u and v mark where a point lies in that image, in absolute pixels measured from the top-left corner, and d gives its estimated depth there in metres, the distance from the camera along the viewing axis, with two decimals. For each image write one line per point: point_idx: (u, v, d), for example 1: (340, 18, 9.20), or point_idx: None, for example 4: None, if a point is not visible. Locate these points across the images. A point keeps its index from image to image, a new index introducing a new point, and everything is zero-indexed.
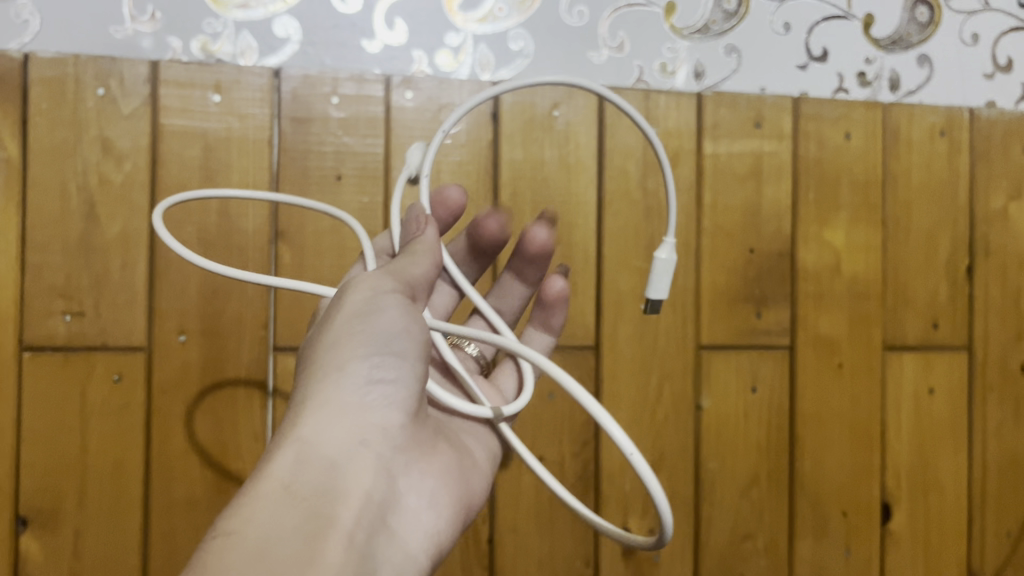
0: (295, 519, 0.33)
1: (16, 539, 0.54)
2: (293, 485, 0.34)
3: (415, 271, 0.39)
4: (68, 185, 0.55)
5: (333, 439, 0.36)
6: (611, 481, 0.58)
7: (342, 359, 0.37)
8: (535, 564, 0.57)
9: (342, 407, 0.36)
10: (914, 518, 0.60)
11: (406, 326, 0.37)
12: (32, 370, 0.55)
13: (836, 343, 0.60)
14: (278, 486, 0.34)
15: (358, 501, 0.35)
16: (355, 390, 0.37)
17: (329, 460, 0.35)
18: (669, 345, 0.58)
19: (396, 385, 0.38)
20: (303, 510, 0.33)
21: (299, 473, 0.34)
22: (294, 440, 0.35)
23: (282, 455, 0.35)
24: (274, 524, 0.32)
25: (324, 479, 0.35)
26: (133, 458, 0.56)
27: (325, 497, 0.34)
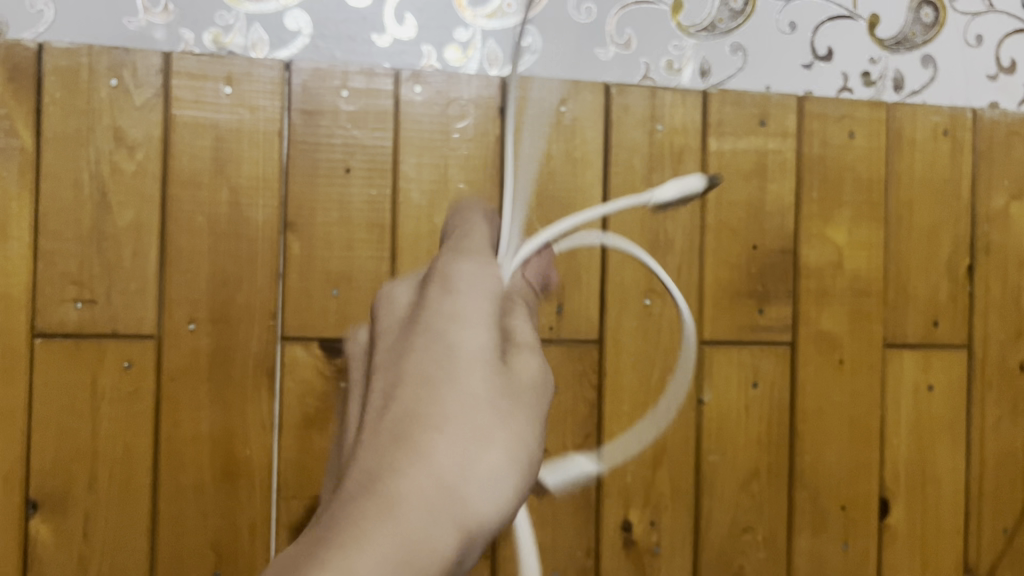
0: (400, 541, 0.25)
1: (26, 522, 0.55)
2: (431, 506, 0.26)
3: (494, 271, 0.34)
4: (80, 173, 0.56)
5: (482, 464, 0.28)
6: (613, 473, 0.58)
7: (507, 382, 0.31)
8: (537, 554, 0.58)
9: (493, 423, 0.29)
10: (911, 513, 0.61)
11: (543, 381, 0.32)
12: (43, 356, 0.55)
13: (837, 339, 0.60)
14: (415, 500, 0.26)
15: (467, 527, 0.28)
16: (523, 421, 0.30)
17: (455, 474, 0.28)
18: (672, 339, 0.59)
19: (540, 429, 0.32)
20: (433, 533, 0.26)
21: (444, 491, 0.27)
22: (433, 449, 0.28)
23: (411, 461, 0.27)
24: (408, 537, 0.25)
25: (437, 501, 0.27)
26: (142, 444, 0.56)
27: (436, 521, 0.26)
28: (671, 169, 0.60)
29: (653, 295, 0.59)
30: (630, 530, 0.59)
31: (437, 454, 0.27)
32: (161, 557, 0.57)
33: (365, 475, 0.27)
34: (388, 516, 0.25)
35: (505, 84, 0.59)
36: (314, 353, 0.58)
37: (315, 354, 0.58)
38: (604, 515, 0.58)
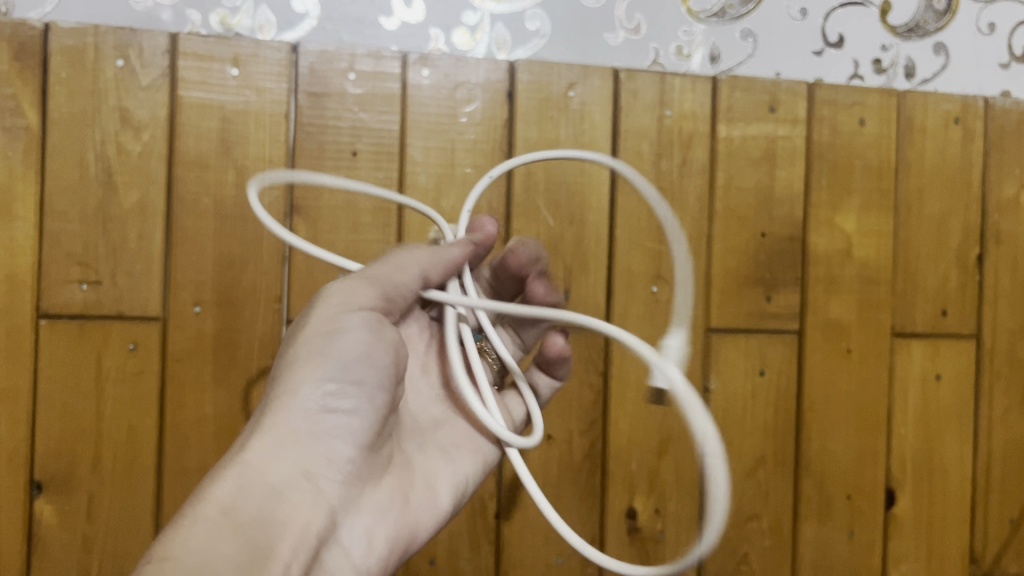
0: (227, 544, 0.32)
1: (31, 503, 0.55)
2: (231, 509, 0.34)
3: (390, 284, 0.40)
4: (86, 154, 0.56)
5: (281, 464, 0.36)
6: (618, 460, 0.58)
7: (300, 379, 0.38)
8: (542, 540, 0.57)
9: (284, 421, 0.37)
10: (917, 503, 0.61)
11: (353, 369, 0.38)
12: (49, 337, 0.55)
13: (845, 328, 0.60)
14: (217, 510, 0.34)
15: (290, 528, 0.35)
16: (311, 412, 0.37)
17: (269, 485, 0.36)
18: (679, 326, 0.59)
19: (352, 412, 0.39)
20: (239, 534, 0.33)
21: (244, 496, 0.35)
22: (236, 464, 0.36)
23: (216, 480, 0.35)
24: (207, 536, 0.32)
25: (258, 506, 0.35)
26: (147, 426, 0.56)
27: (257, 525, 0.34)
28: (680, 155, 0.59)
29: (661, 282, 0.59)
30: (635, 517, 0.58)
31: (234, 464, 0.36)
32: None
33: (189, 502, 0.35)
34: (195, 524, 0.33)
35: (513, 68, 0.58)
36: None
37: None
38: (609, 502, 0.58)
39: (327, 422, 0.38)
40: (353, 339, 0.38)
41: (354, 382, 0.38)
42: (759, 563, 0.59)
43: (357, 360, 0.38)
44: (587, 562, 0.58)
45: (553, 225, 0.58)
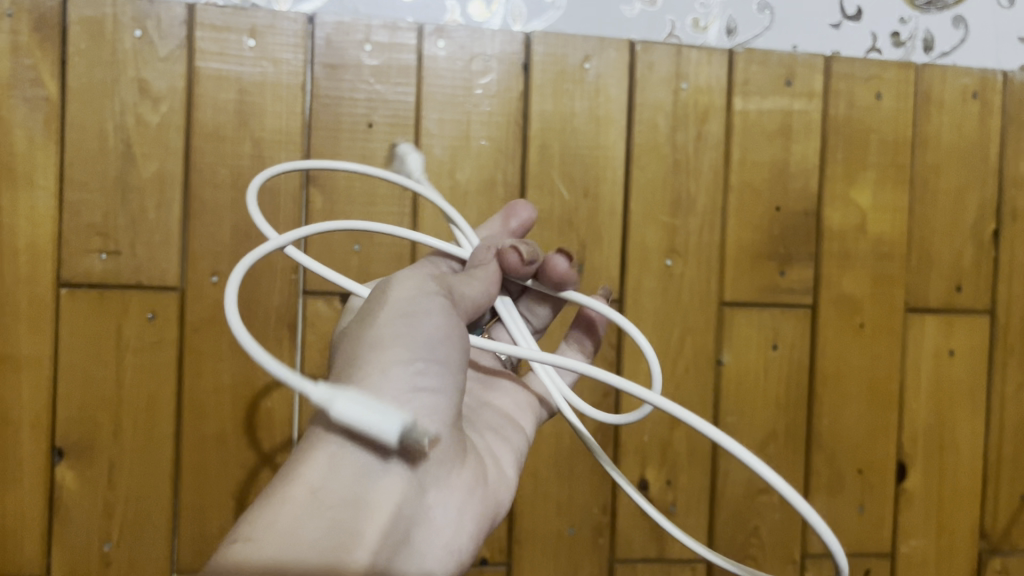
0: (318, 531, 0.32)
1: (52, 468, 0.56)
2: (319, 492, 0.33)
3: (470, 291, 0.39)
4: (105, 125, 0.56)
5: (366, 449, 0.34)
6: (631, 432, 0.59)
7: (385, 364, 0.35)
8: (554, 510, 0.58)
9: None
10: (928, 477, 0.61)
11: (443, 337, 0.36)
12: (69, 305, 0.56)
13: (858, 303, 0.60)
14: (306, 491, 0.33)
15: (382, 516, 0.33)
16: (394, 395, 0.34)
17: (358, 467, 0.34)
18: (692, 299, 0.59)
19: (437, 392, 0.36)
20: (327, 517, 0.32)
21: (332, 479, 0.33)
22: (323, 443, 0.34)
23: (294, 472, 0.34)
24: (300, 527, 0.32)
25: (351, 488, 0.33)
26: (165, 394, 0.57)
27: (349, 509, 0.33)
28: (695, 128, 0.59)
29: (674, 256, 0.59)
30: (647, 489, 0.59)
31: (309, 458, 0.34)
32: (183, 505, 0.57)
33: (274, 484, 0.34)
34: (262, 540, 0.31)
35: (529, 40, 0.58)
36: (336, 309, 0.58)
37: (336, 308, 0.58)
38: (621, 473, 0.58)
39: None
40: (428, 325, 0.36)
41: (436, 363, 0.36)
42: (769, 535, 0.59)
43: (434, 343, 0.36)
44: (599, 533, 0.58)
45: (567, 198, 0.59)
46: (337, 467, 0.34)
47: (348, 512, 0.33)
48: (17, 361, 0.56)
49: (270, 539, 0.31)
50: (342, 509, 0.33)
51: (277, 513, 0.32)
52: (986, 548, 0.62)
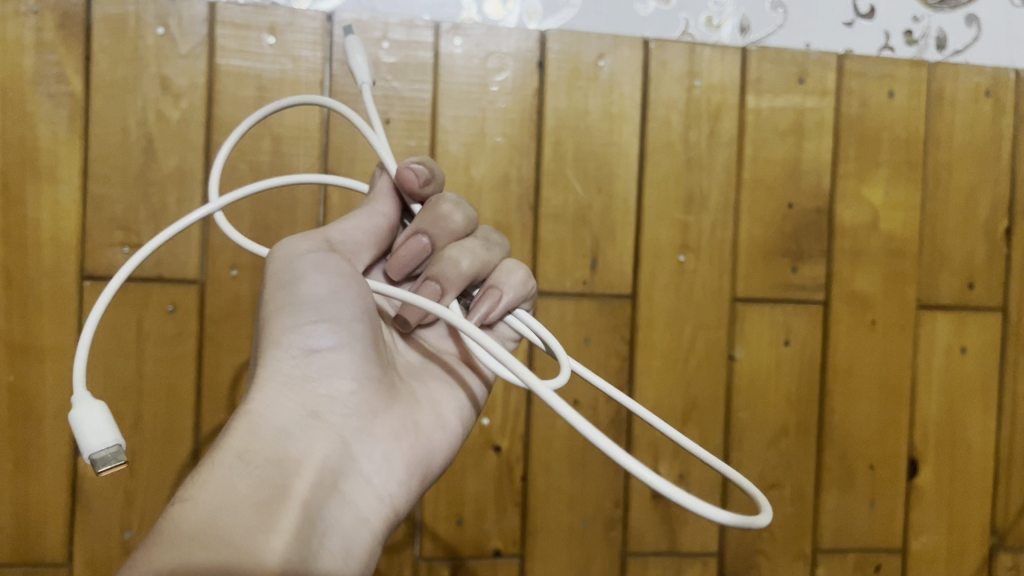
0: (246, 488, 0.34)
1: (75, 458, 0.57)
2: (245, 454, 0.35)
3: (345, 227, 0.40)
4: (128, 121, 0.57)
5: (284, 412, 0.37)
6: (642, 425, 0.59)
7: (283, 331, 0.38)
8: (566, 502, 0.58)
9: (274, 373, 0.38)
10: (939, 474, 0.60)
11: (333, 296, 0.38)
12: (92, 297, 0.57)
13: (870, 299, 0.60)
14: (233, 456, 0.35)
15: (307, 469, 0.36)
16: (297, 359, 0.38)
17: (275, 427, 0.37)
18: (705, 295, 0.59)
19: (337, 348, 0.39)
20: (253, 474, 0.35)
21: (255, 441, 0.36)
22: (243, 413, 0.37)
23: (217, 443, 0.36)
24: (229, 488, 0.34)
25: (274, 448, 0.36)
26: (185, 385, 0.58)
27: (274, 466, 0.35)
28: (708, 125, 0.60)
29: (687, 252, 0.60)
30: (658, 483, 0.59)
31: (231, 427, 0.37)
32: None
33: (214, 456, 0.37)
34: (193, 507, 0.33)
35: (544, 38, 0.59)
36: None
37: None
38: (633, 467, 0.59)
39: (314, 369, 0.38)
40: (312, 284, 0.38)
41: (330, 320, 0.38)
42: (781, 531, 0.59)
43: (323, 302, 0.38)
44: (611, 527, 0.59)
45: (582, 194, 0.59)
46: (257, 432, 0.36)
47: (272, 470, 0.35)
48: (40, 352, 0.57)
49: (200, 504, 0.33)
50: (267, 468, 0.35)
51: (205, 478, 0.34)
52: (998, 544, 0.61)
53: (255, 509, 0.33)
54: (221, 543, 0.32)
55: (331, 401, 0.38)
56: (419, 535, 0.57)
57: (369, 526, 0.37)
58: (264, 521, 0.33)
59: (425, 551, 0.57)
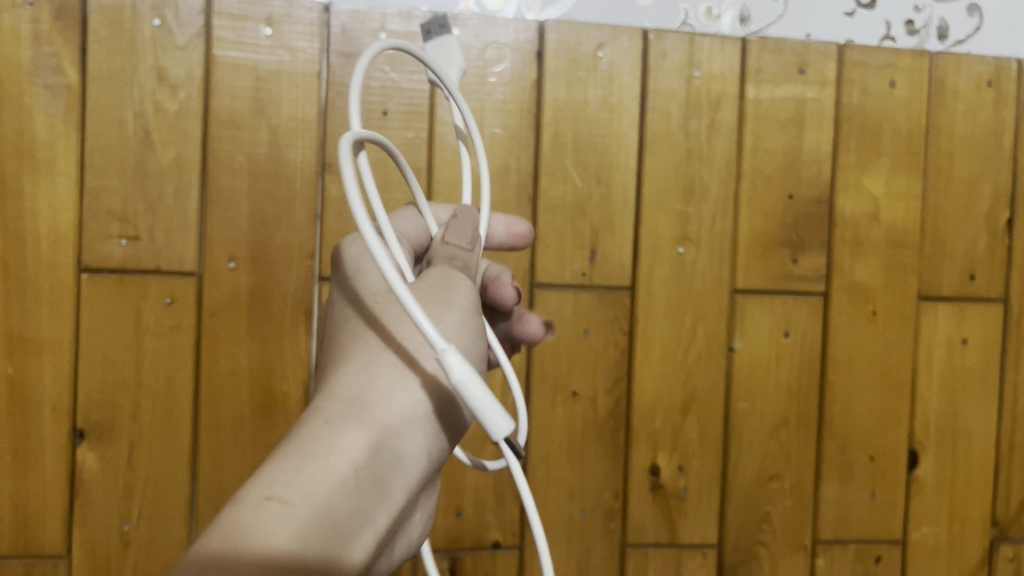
0: (344, 511, 0.30)
1: (73, 450, 0.57)
2: (360, 470, 0.31)
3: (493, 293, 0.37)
4: (125, 112, 0.57)
5: (408, 440, 0.33)
6: (642, 418, 0.59)
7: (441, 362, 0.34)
8: (566, 494, 0.58)
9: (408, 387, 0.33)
10: (940, 466, 0.60)
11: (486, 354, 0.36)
12: (89, 289, 0.57)
13: (870, 291, 0.60)
14: (345, 465, 0.31)
15: (401, 509, 0.33)
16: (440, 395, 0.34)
17: (397, 452, 0.33)
18: (704, 286, 0.59)
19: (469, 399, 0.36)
20: (358, 497, 0.31)
21: (375, 460, 0.32)
22: (366, 418, 0.32)
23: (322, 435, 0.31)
24: (330, 502, 0.30)
25: (385, 475, 0.32)
26: (184, 377, 0.58)
27: (377, 494, 0.31)
28: (708, 116, 0.59)
29: (687, 243, 0.59)
30: (658, 474, 0.59)
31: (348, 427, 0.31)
32: (201, 487, 0.58)
33: (304, 440, 0.31)
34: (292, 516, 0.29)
35: (542, 28, 0.58)
36: None
37: None
38: (633, 459, 0.59)
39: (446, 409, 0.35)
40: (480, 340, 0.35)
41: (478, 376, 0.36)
42: (781, 523, 0.59)
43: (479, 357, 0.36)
44: (610, 518, 0.59)
45: (581, 186, 0.59)
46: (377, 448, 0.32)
47: (374, 495, 0.31)
48: (38, 345, 0.57)
49: (297, 507, 0.29)
50: (371, 493, 0.31)
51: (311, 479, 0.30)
52: (999, 536, 0.61)
53: (344, 537, 0.29)
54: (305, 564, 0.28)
55: (444, 446, 0.35)
56: None
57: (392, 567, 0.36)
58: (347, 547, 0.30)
59: (424, 543, 0.57)
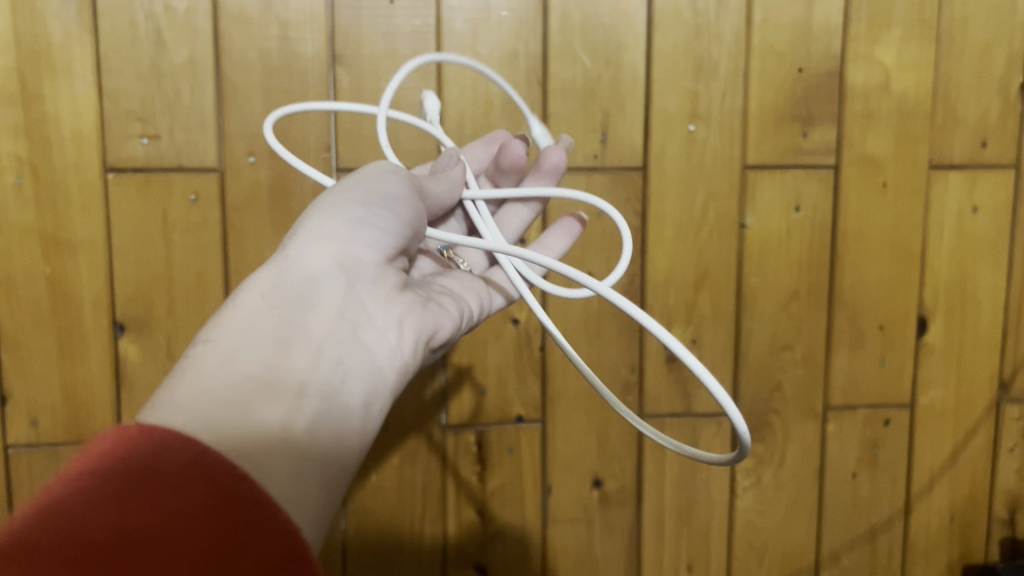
0: (251, 358, 0.35)
1: (115, 342, 0.60)
2: (242, 330, 0.36)
3: (439, 189, 0.43)
4: (135, 12, 0.58)
5: (323, 276, 0.38)
6: (656, 294, 0.61)
7: (340, 218, 0.39)
8: (585, 368, 0.61)
9: (315, 259, 0.38)
10: (949, 331, 0.62)
11: (393, 196, 0.40)
12: (116, 189, 0.59)
13: (881, 162, 0.61)
14: (233, 332, 0.35)
15: (327, 329, 0.37)
16: (353, 239, 0.39)
17: (303, 292, 0.37)
18: (714, 164, 0.60)
19: (383, 232, 0.40)
20: (267, 345, 0.35)
21: (253, 320, 0.36)
22: (232, 301, 0.37)
23: (229, 318, 0.36)
24: (225, 367, 0.34)
25: (276, 330, 0.36)
26: (214, 270, 0.60)
27: (290, 334, 0.36)
28: None
29: (697, 121, 0.60)
30: (672, 348, 0.61)
31: (251, 301, 0.37)
32: None
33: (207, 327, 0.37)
34: (180, 388, 0.33)
35: None
36: None
37: None
38: (647, 334, 0.61)
39: (354, 255, 0.39)
40: (387, 187, 0.40)
41: (387, 209, 0.40)
42: (792, 389, 0.61)
43: (386, 197, 0.40)
44: (627, 391, 0.61)
45: (590, 68, 0.59)
46: (296, 304, 0.37)
47: (324, 329, 0.37)
48: (73, 244, 0.59)
49: (199, 375, 0.34)
50: (315, 328, 0.37)
51: (200, 356, 0.35)
52: (1005, 396, 0.63)
53: (264, 374, 0.34)
54: (237, 406, 0.33)
55: (364, 284, 0.39)
56: (444, 402, 0.59)
57: (383, 375, 0.38)
58: (285, 381, 0.35)
59: (452, 418, 0.60)
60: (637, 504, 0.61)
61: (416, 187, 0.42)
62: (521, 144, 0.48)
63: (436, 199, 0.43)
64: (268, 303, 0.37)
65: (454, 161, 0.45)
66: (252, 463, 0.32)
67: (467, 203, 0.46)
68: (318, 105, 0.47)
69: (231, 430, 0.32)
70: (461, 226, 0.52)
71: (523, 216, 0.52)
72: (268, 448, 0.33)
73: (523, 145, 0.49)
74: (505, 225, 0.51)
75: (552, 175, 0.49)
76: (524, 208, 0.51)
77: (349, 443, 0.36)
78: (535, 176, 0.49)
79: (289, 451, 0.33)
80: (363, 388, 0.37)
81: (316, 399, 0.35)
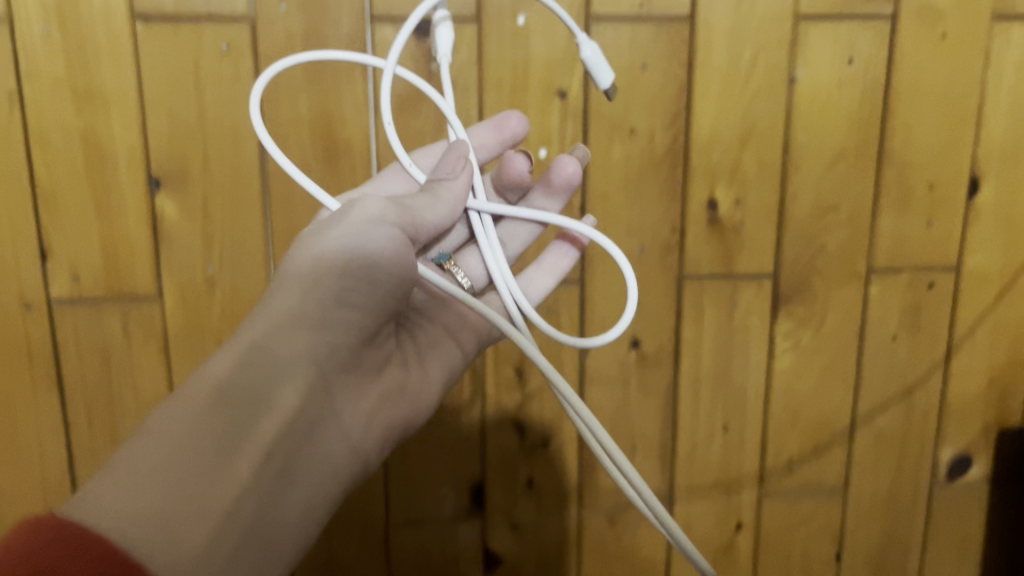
0: (211, 439, 0.37)
1: (151, 199, 0.59)
2: (209, 396, 0.38)
3: (429, 219, 0.44)
4: None
5: (291, 355, 0.41)
6: (700, 153, 0.59)
7: (322, 275, 0.41)
8: (625, 229, 0.60)
9: (285, 350, 0.41)
10: (1000, 191, 0.60)
11: (379, 260, 0.42)
12: (145, 38, 0.56)
13: (942, 11, 0.58)
14: (197, 402, 0.38)
15: (288, 413, 0.40)
16: (326, 306, 0.42)
17: (268, 385, 0.40)
18: (767, 13, 0.57)
19: (358, 309, 0.43)
20: (228, 424, 0.38)
21: (220, 382, 0.39)
22: (205, 370, 0.39)
23: (191, 388, 0.39)
24: (187, 430, 0.37)
25: (240, 403, 0.39)
26: (248, 125, 0.58)
27: (255, 409, 0.39)
28: None
29: None
30: (715, 208, 0.60)
31: (213, 379, 0.39)
32: (275, 233, 0.60)
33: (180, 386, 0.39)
34: (139, 443, 0.36)
35: None
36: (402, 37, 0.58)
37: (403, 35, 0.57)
38: (690, 194, 0.60)
39: (325, 312, 0.42)
40: (373, 247, 0.42)
41: (366, 284, 0.42)
42: (836, 251, 0.60)
43: (366, 271, 0.42)
44: (668, 252, 0.60)
45: None
46: (259, 402, 0.40)
47: (282, 424, 0.40)
48: (104, 97, 0.57)
49: (159, 439, 0.37)
50: (273, 425, 0.39)
51: (162, 424, 0.37)
52: None
53: (213, 471, 0.37)
54: (185, 494, 0.36)
55: (329, 359, 0.42)
56: None
57: (336, 469, 0.43)
58: (228, 488, 0.37)
59: None
60: (675, 365, 0.61)
61: (406, 235, 0.43)
62: (525, 160, 0.50)
63: (429, 225, 0.44)
64: (226, 391, 0.39)
65: (461, 163, 0.45)
66: (184, 536, 0.35)
67: (470, 214, 0.46)
68: (319, 55, 0.45)
69: (176, 522, 0.35)
70: (463, 234, 0.51)
71: (527, 235, 0.53)
72: (209, 528, 0.36)
73: (527, 160, 0.50)
74: (509, 238, 0.53)
75: (563, 192, 0.50)
76: (523, 227, 0.53)
77: (288, 537, 0.40)
78: (546, 192, 0.50)
79: (235, 525, 0.37)
80: (314, 497, 0.41)
81: (266, 480, 0.39)
